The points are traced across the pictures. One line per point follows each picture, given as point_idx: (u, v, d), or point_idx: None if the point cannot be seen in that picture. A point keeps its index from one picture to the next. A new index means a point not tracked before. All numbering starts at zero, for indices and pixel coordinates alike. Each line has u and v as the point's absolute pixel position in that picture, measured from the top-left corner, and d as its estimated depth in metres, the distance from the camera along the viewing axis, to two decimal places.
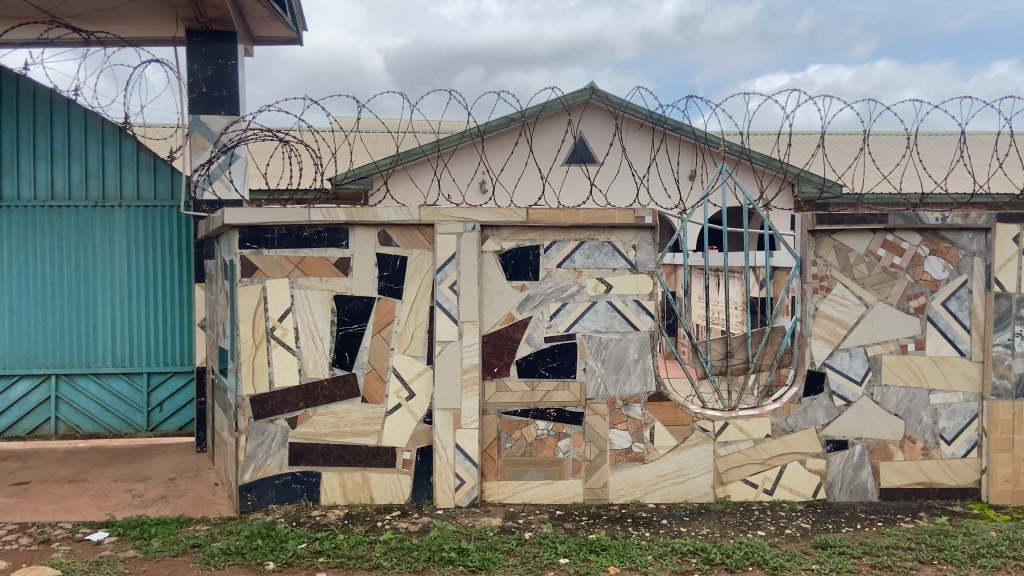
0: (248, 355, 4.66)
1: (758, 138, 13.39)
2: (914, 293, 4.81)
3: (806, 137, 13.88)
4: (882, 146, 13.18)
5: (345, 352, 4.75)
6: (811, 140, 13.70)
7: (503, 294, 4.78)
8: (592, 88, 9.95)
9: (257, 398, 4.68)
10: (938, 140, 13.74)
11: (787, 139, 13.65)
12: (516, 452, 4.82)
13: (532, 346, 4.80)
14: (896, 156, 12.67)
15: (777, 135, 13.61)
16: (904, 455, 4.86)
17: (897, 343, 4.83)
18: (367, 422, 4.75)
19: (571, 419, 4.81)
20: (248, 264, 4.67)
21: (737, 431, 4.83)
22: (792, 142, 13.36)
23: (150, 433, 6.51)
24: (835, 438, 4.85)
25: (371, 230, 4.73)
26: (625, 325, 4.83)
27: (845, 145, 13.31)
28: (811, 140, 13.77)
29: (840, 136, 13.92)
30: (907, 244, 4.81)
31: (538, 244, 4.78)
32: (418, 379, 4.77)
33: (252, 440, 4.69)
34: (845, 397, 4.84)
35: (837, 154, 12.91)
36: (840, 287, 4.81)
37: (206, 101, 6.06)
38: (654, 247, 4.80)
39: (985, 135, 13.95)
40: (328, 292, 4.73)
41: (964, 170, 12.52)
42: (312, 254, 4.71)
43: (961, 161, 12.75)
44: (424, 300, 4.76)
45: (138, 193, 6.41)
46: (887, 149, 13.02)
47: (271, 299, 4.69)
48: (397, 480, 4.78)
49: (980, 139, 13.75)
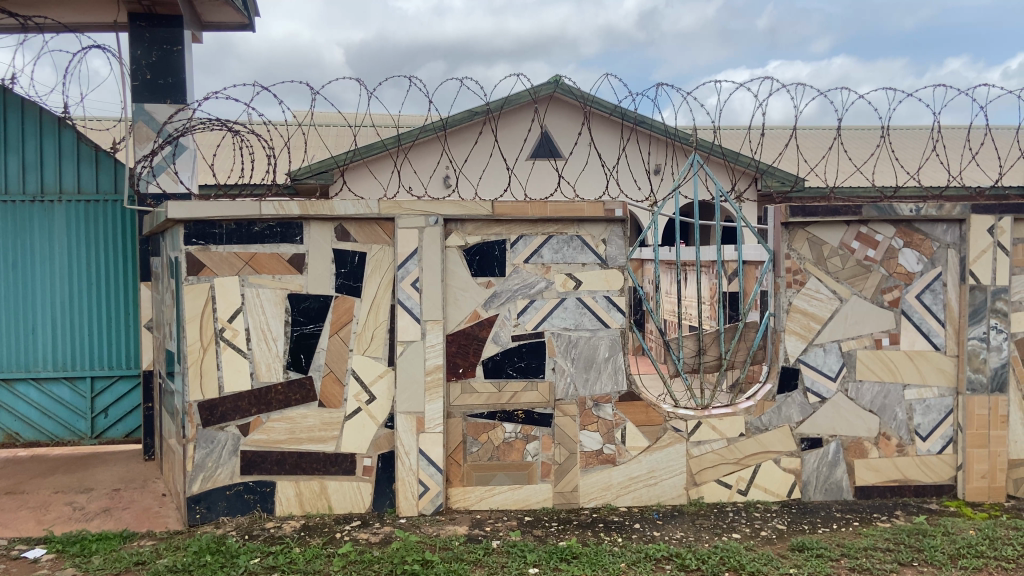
0: (196, 357, 4.38)
1: (726, 132, 13.32)
2: (889, 286, 4.70)
3: (776, 131, 13.83)
4: (851, 141, 13.19)
5: (300, 354, 4.48)
6: (781, 135, 13.65)
7: (468, 292, 4.56)
8: (557, 81, 9.76)
9: (206, 404, 4.40)
10: (906, 134, 13.79)
11: (754, 133, 13.60)
12: (483, 456, 4.60)
13: (498, 346, 4.58)
14: (863, 151, 12.68)
15: (745, 130, 13.55)
16: (879, 453, 4.76)
17: (871, 337, 4.72)
18: (324, 427, 4.50)
19: (539, 420, 4.61)
20: (195, 261, 4.38)
21: (710, 431, 4.68)
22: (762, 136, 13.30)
23: (94, 441, 6.15)
24: (810, 436, 4.73)
25: (328, 224, 4.47)
26: (595, 322, 4.64)
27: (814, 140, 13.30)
28: (779, 134, 13.73)
29: (809, 131, 13.91)
30: (881, 236, 4.70)
31: (504, 238, 4.57)
32: (378, 382, 4.52)
33: (201, 449, 4.41)
34: (819, 393, 4.72)
35: (807, 147, 12.88)
36: (814, 280, 4.68)
37: (150, 88, 5.73)
38: (624, 241, 4.61)
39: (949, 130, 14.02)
40: (282, 290, 4.45)
41: (929, 166, 12.57)
42: (263, 250, 4.44)
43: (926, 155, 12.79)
44: (384, 299, 4.52)
45: (79, 186, 6.03)
46: (856, 144, 13.02)
47: (220, 298, 4.40)
48: (357, 488, 4.53)
49: (945, 135, 13.82)
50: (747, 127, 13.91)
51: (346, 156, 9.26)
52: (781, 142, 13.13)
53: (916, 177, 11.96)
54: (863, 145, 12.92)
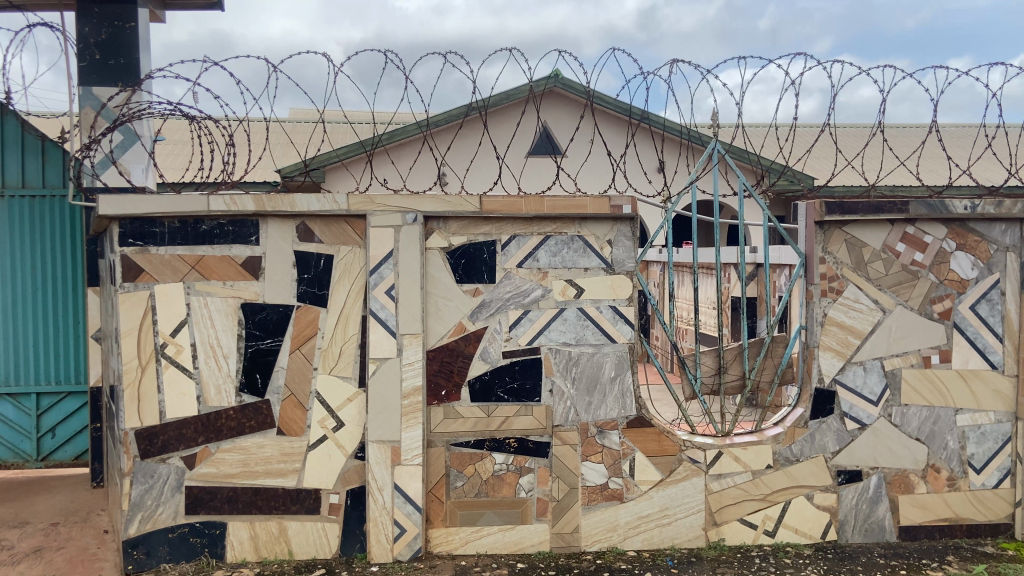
0: (133, 378, 3.76)
1: (754, 130, 12.77)
2: (939, 295, 4.08)
3: (805, 129, 13.27)
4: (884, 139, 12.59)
5: (256, 374, 3.84)
6: (805, 132, 13.00)
7: (451, 300, 3.92)
8: (556, 75, 9.24)
9: (145, 432, 3.78)
10: (939, 133, 13.17)
11: (784, 131, 13.05)
12: (469, 492, 3.96)
13: (487, 364, 3.94)
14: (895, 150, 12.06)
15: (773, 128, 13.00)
16: (927, 488, 4.13)
17: (919, 354, 4.08)
18: (283, 459, 3.86)
19: (534, 450, 3.97)
20: (131, 265, 3.75)
21: (732, 463, 4.04)
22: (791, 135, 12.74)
23: (39, 464, 5.50)
24: (848, 468, 4.09)
25: (288, 222, 3.84)
26: (600, 336, 3.99)
27: (851, 138, 12.73)
28: (811, 132, 13.15)
29: (845, 129, 13.33)
30: (931, 238, 4.08)
31: (494, 239, 3.93)
32: (347, 406, 3.88)
33: (138, 485, 3.79)
34: (859, 419, 4.08)
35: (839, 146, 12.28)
36: (853, 289, 4.04)
37: (99, 70, 5.11)
38: (633, 243, 3.98)
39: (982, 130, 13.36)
40: (234, 299, 3.82)
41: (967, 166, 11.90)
42: (213, 253, 3.80)
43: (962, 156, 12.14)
44: (354, 309, 3.88)
45: (23, 179, 5.38)
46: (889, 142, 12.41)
47: (162, 308, 3.77)
48: (322, 529, 3.89)
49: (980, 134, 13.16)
50: (768, 126, 13.29)
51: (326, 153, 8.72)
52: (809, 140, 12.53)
53: (950, 177, 11.25)
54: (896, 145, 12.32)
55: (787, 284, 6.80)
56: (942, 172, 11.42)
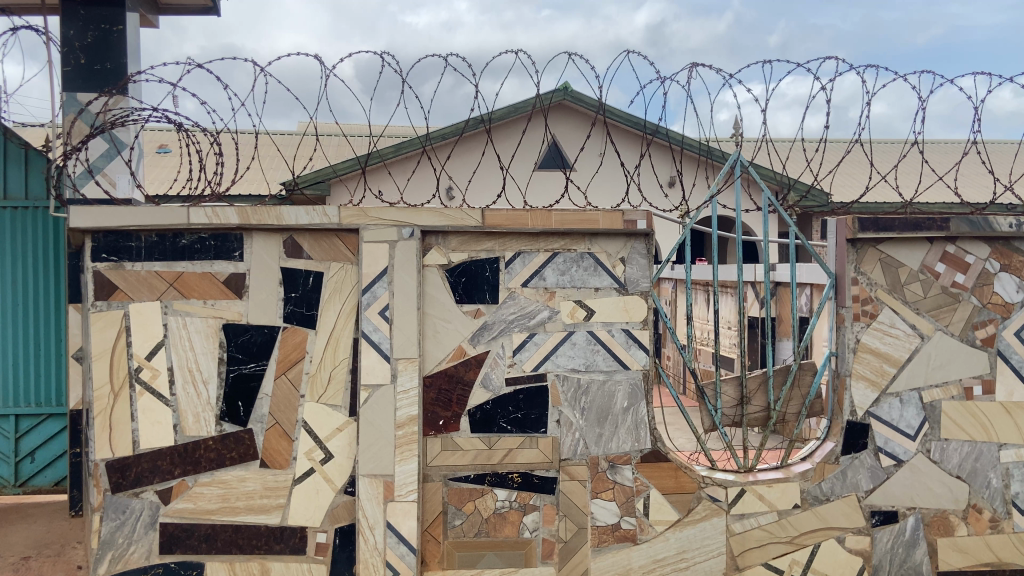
0: (104, 406, 3.47)
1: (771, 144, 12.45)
2: (982, 320, 3.74)
3: (824, 144, 12.95)
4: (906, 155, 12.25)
5: (238, 402, 3.54)
6: (828, 148, 12.63)
7: (451, 322, 3.61)
8: (566, 88, 8.99)
9: (117, 464, 3.49)
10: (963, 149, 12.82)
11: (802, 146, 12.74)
12: (468, 531, 3.63)
13: (488, 392, 3.63)
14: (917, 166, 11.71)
15: (790, 143, 12.69)
16: (968, 530, 3.77)
17: (960, 385, 3.75)
18: (267, 494, 3.55)
19: (540, 486, 3.64)
20: (104, 283, 3.47)
21: (756, 502, 3.71)
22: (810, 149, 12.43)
23: (17, 490, 5.15)
24: (883, 509, 3.74)
25: (275, 237, 3.54)
26: (612, 362, 3.67)
27: (871, 153, 12.40)
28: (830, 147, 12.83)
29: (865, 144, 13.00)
30: (973, 257, 3.75)
31: (497, 256, 3.63)
32: (337, 437, 3.57)
33: (108, 522, 3.50)
34: (894, 455, 3.74)
35: (859, 161, 11.96)
36: (888, 312, 3.71)
37: (85, 75, 4.86)
38: (648, 261, 3.67)
39: (1007, 146, 13.00)
40: (215, 320, 3.52)
41: (993, 182, 11.54)
42: (192, 269, 3.51)
43: (987, 172, 11.78)
44: (345, 331, 3.58)
45: (5, 190, 5.08)
46: (911, 158, 12.07)
47: (137, 329, 3.48)
48: (308, 571, 3.56)
49: (1004, 150, 12.80)
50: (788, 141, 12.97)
51: (324, 169, 8.50)
52: (829, 155, 12.21)
53: (981, 196, 10.84)
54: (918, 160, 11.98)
55: (809, 305, 6.47)
56: (973, 191, 11.00)
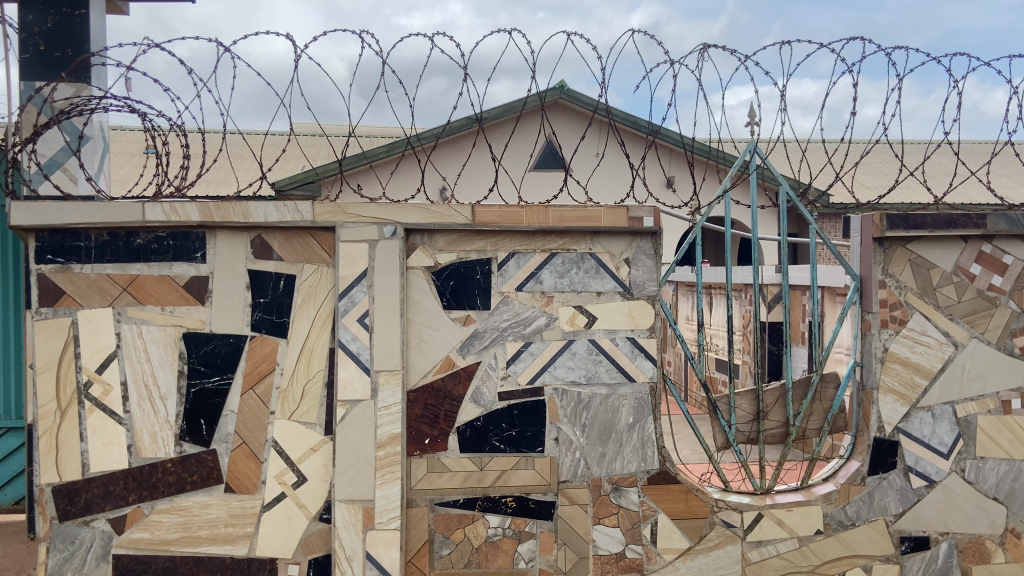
0: (50, 425, 3.10)
1: (775, 146, 12.14)
2: (1022, 327, 3.41)
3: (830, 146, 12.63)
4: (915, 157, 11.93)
5: (200, 419, 3.18)
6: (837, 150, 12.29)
7: (438, 330, 3.26)
8: (563, 86, 8.66)
9: (64, 489, 3.12)
10: (973, 151, 12.51)
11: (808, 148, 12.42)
12: (457, 562, 3.27)
13: (480, 407, 3.28)
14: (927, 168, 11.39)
15: (795, 145, 12.38)
16: (1006, 557, 3.42)
17: (997, 398, 3.41)
18: (233, 522, 3.19)
19: (536, 512, 3.29)
20: (50, 287, 3.12)
21: (774, 527, 3.36)
22: (816, 151, 12.11)
23: None
24: (913, 534, 3.40)
25: (242, 236, 3.19)
26: (615, 374, 3.33)
27: (879, 155, 12.08)
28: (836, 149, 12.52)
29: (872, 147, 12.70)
30: (1011, 258, 3.41)
31: (488, 257, 3.28)
32: (311, 458, 3.21)
33: (56, 554, 3.13)
34: (926, 475, 3.40)
35: (867, 164, 11.64)
36: (919, 318, 3.38)
37: (45, 62, 4.49)
38: (655, 262, 3.33)
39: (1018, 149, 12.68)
40: (174, 329, 3.17)
41: (1005, 184, 11.21)
42: (148, 272, 3.16)
43: (999, 174, 11.46)
44: (321, 340, 3.22)
45: None
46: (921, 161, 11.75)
47: (87, 338, 3.13)
48: None
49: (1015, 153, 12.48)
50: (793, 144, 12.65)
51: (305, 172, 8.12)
52: (836, 157, 11.89)
53: (999, 198, 10.46)
54: (928, 163, 11.66)
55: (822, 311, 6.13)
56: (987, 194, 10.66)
